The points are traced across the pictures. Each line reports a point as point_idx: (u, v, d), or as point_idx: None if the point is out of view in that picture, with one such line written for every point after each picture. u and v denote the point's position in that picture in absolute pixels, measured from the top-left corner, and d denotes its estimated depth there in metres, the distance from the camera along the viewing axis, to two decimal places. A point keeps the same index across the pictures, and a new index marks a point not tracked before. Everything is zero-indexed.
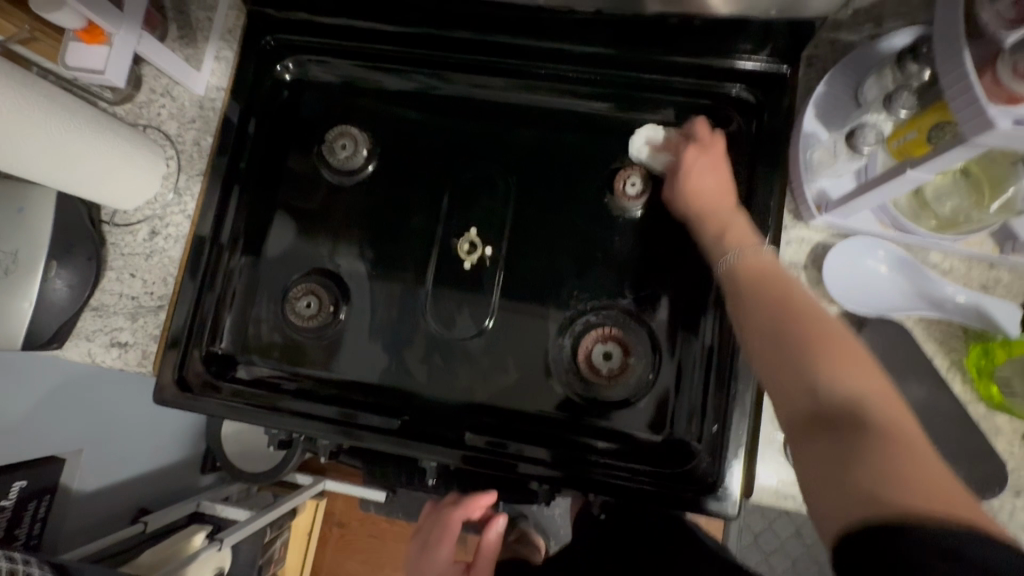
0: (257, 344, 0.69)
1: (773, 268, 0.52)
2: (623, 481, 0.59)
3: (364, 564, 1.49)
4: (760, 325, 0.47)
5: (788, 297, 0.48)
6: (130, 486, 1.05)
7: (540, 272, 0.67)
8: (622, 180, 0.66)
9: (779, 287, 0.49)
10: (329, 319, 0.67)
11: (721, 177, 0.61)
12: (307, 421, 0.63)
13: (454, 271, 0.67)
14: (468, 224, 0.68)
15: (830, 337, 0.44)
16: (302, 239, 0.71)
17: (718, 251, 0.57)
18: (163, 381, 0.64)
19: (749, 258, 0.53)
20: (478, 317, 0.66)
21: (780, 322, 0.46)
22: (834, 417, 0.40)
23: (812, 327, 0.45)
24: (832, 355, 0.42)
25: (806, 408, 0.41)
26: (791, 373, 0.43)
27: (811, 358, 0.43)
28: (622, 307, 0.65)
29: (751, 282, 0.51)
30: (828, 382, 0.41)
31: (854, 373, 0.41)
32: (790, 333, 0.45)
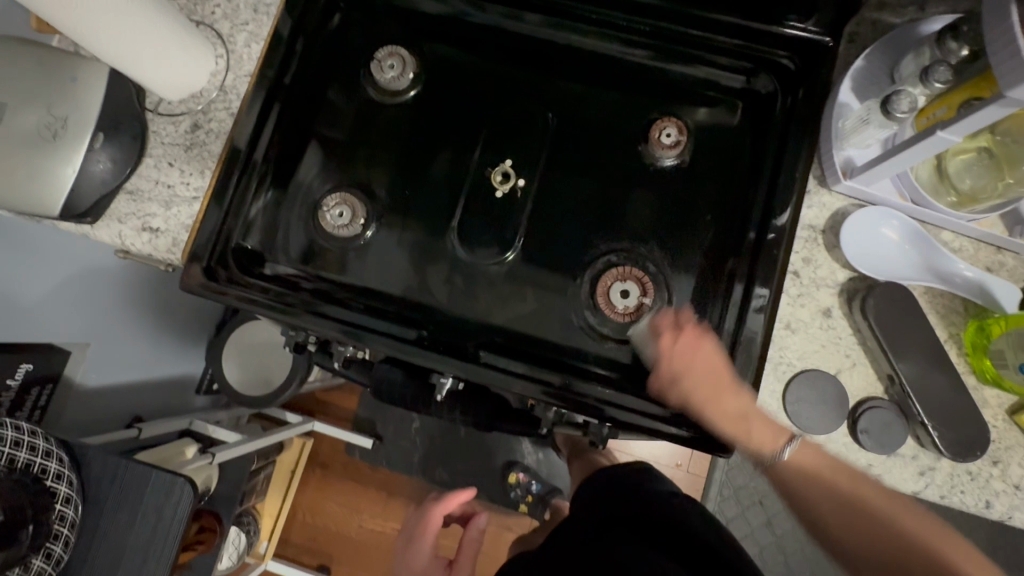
0: (286, 248, 0.71)
1: (818, 461, 0.59)
2: (625, 408, 0.61)
3: (342, 507, 1.51)
4: (817, 505, 0.60)
5: (839, 473, 0.59)
6: (129, 393, 1.05)
7: (567, 211, 0.69)
8: (657, 130, 0.68)
9: (822, 472, 0.59)
10: (357, 232, 0.69)
11: (715, 361, 0.61)
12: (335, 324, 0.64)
13: (486, 199, 0.69)
14: (503, 156, 0.70)
15: (865, 491, 0.58)
16: (339, 155, 0.73)
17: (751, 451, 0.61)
18: (193, 281, 0.64)
19: (795, 451, 0.60)
20: (503, 245, 0.68)
21: (825, 478, 0.59)
22: (907, 562, 0.55)
23: (855, 506, 0.58)
24: (849, 512, 0.58)
25: (875, 558, 0.57)
26: (839, 531, 0.59)
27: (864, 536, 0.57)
28: (643, 252, 0.68)
29: (799, 468, 0.60)
30: (874, 523, 0.57)
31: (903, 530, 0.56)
32: (837, 483, 0.59)
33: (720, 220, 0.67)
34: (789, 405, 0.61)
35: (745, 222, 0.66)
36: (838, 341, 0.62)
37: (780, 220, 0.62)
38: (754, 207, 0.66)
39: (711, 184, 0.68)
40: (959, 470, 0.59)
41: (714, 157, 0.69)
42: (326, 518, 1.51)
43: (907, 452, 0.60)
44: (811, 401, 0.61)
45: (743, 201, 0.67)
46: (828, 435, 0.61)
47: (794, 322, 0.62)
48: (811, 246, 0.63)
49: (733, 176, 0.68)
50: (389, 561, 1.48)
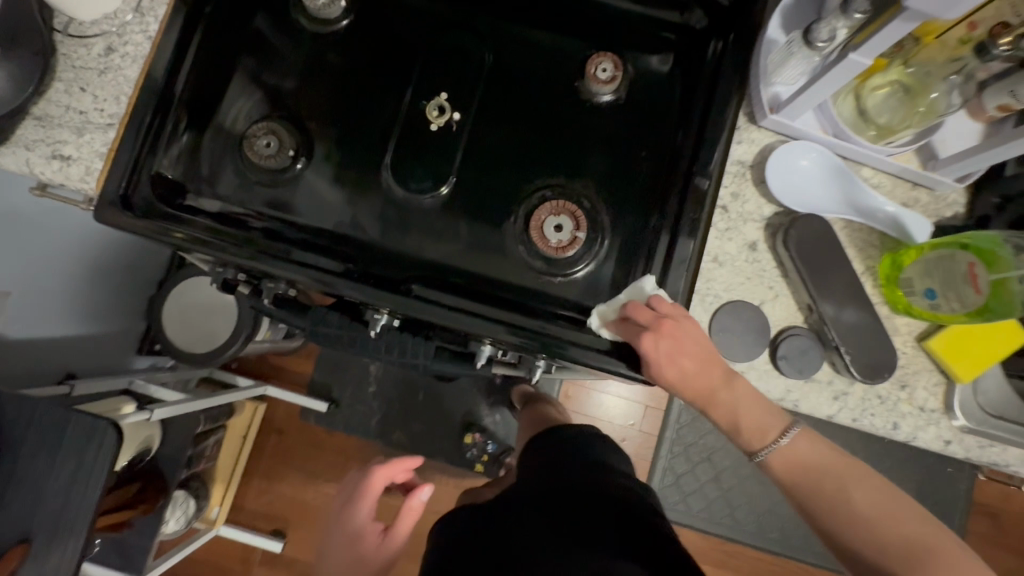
0: (213, 182, 0.68)
1: (809, 463, 0.57)
2: (581, 345, 0.62)
3: (297, 473, 1.49)
4: (832, 503, 0.55)
5: (842, 464, 0.57)
6: (60, 349, 1.00)
7: (505, 146, 0.69)
8: (594, 64, 0.67)
9: (824, 487, 0.56)
10: (286, 163, 0.67)
11: (698, 346, 0.58)
12: (291, 267, 0.62)
13: (421, 134, 0.67)
14: (439, 89, 0.68)
15: (887, 498, 0.54)
16: (268, 88, 0.70)
17: (732, 436, 0.60)
18: (114, 216, 0.61)
19: (796, 442, 0.58)
20: (440, 178, 0.67)
21: (846, 470, 0.56)
22: (897, 553, 0.52)
23: (899, 524, 0.53)
24: (902, 560, 0.52)
25: (877, 548, 0.53)
26: (845, 539, 0.55)
27: (923, 560, 0.51)
28: (578, 188, 0.68)
29: (813, 494, 0.57)
30: (889, 529, 0.53)
31: (894, 528, 0.53)
32: (824, 534, 0.56)
33: (654, 157, 0.68)
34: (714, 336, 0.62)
35: (678, 157, 0.67)
36: (762, 273, 0.64)
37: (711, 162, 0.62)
38: (687, 143, 0.66)
39: (644, 121, 0.69)
40: (871, 394, 0.62)
41: (649, 95, 0.69)
42: (282, 484, 1.49)
43: (824, 377, 0.62)
44: (737, 330, 0.62)
45: (677, 138, 0.68)
46: (752, 362, 0.63)
47: (721, 255, 0.63)
48: (740, 180, 0.65)
49: (666, 114, 0.69)
50: None
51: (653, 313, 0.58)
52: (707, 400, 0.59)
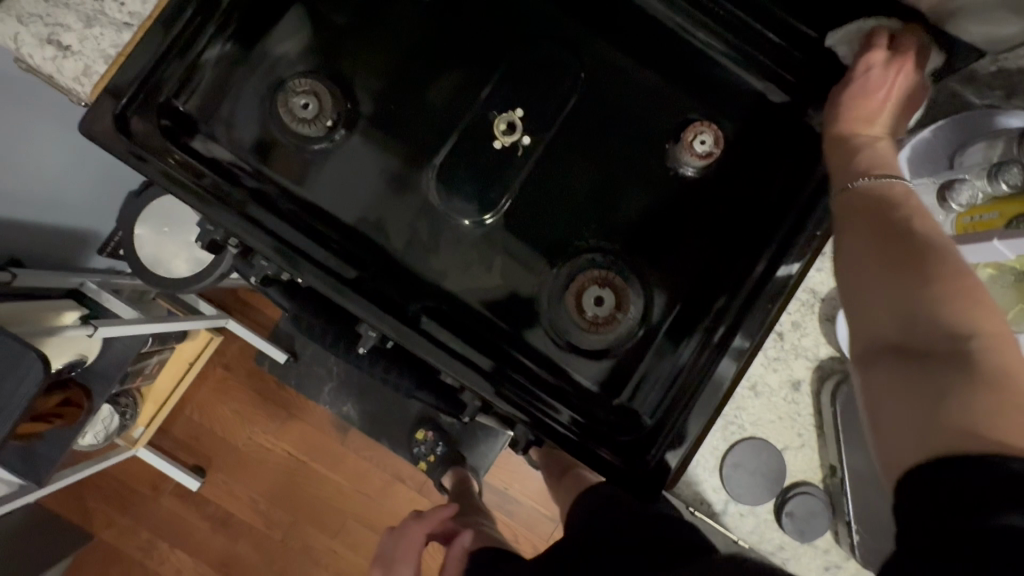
0: (230, 125, 0.59)
1: (892, 194, 0.45)
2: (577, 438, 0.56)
3: (234, 413, 1.42)
4: (884, 248, 0.42)
5: (915, 224, 0.42)
6: (12, 231, 0.90)
7: (564, 189, 0.61)
8: (692, 133, 0.59)
9: (874, 211, 0.45)
10: (321, 133, 0.59)
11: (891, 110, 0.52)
12: (280, 249, 0.53)
13: (483, 147, 0.59)
14: (516, 103, 0.59)
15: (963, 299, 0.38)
16: (324, 37, 0.60)
17: (843, 179, 0.49)
18: (101, 133, 0.51)
19: (873, 184, 0.47)
20: (486, 206, 0.59)
21: (887, 238, 0.42)
22: (924, 346, 0.38)
23: (1001, 343, 0.36)
24: (959, 299, 0.38)
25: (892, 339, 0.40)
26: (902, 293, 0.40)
27: (964, 306, 0.38)
28: (632, 261, 0.61)
29: (862, 259, 0.43)
30: (941, 316, 0.38)
31: (978, 312, 0.37)
32: (884, 256, 0.42)
33: (720, 253, 0.61)
34: (725, 467, 0.57)
35: (749, 266, 0.59)
36: (796, 417, 0.58)
37: (780, 277, 0.55)
38: (767, 251, 0.58)
39: (722, 208, 0.61)
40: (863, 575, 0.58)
41: (739, 182, 0.62)
42: (216, 419, 1.41)
43: (822, 544, 0.58)
44: (749, 471, 0.56)
45: (754, 241, 0.60)
46: (754, 506, 0.57)
47: (761, 385, 0.58)
48: (805, 310, 0.58)
49: (748, 211, 0.61)
50: (268, 480, 1.42)
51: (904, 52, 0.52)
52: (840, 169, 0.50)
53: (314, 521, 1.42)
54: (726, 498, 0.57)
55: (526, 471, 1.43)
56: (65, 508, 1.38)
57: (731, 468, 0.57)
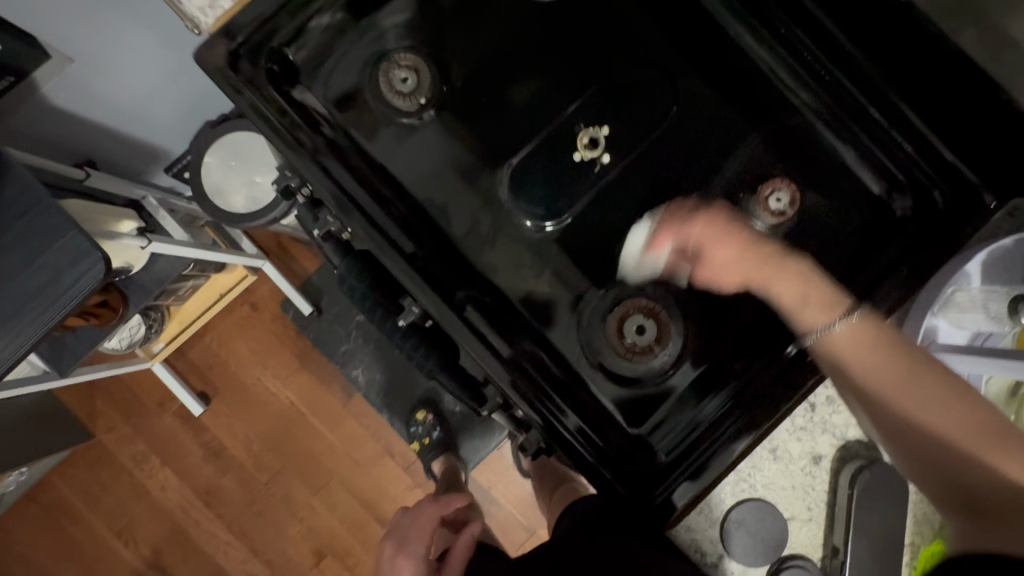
0: (327, 83, 0.61)
1: (867, 337, 0.50)
2: (585, 450, 0.57)
3: (250, 352, 1.46)
4: (889, 400, 0.49)
5: (901, 364, 0.49)
6: (96, 133, 0.95)
7: (629, 215, 0.61)
8: (769, 187, 0.60)
9: (874, 348, 0.50)
10: (412, 108, 0.61)
11: (729, 261, 0.55)
12: (343, 202, 0.55)
13: (561, 155, 0.61)
14: (604, 121, 0.61)
15: (960, 415, 0.47)
16: (434, 19, 0.62)
17: (801, 326, 0.54)
18: (212, 63, 0.53)
19: (843, 329, 0.51)
20: (552, 210, 0.61)
21: (883, 369, 0.49)
22: (997, 500, 0.44)
23: (1007, 460, 0.45)
24: (952, 420, 0.47)
25: (962, 494, 0.47)
26: (920, 426, 0.48)
27: (960, 431, 0.47)
28: (681, 299, 0.62)
29: (877, 382, 0.49)
30: (948, 440, 0.47)
31: (981, 435, 0.46)
32: (912, 397, 0.49)
33: (767, 315, 0.61)
34: (727, 520, 0.56)
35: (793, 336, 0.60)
36: (809, 490, 0.57)
37: None
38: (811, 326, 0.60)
39: None
40: None
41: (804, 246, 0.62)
42: (232, 354, 1.46)
43: None
44: (752, 531, 0.55)
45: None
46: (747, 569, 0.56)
47: (781, 450, 0.57)
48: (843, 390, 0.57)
49: None
50: (266, 423, 1.45)
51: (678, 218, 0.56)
52: (796, 312, 0.54)
53: (300, 473, 1.44)
54: (721, 553, 0.56)
55: (513, 476, 1.44)
56: (74, 403, 1.43)
57: (733, 523, 0.56)
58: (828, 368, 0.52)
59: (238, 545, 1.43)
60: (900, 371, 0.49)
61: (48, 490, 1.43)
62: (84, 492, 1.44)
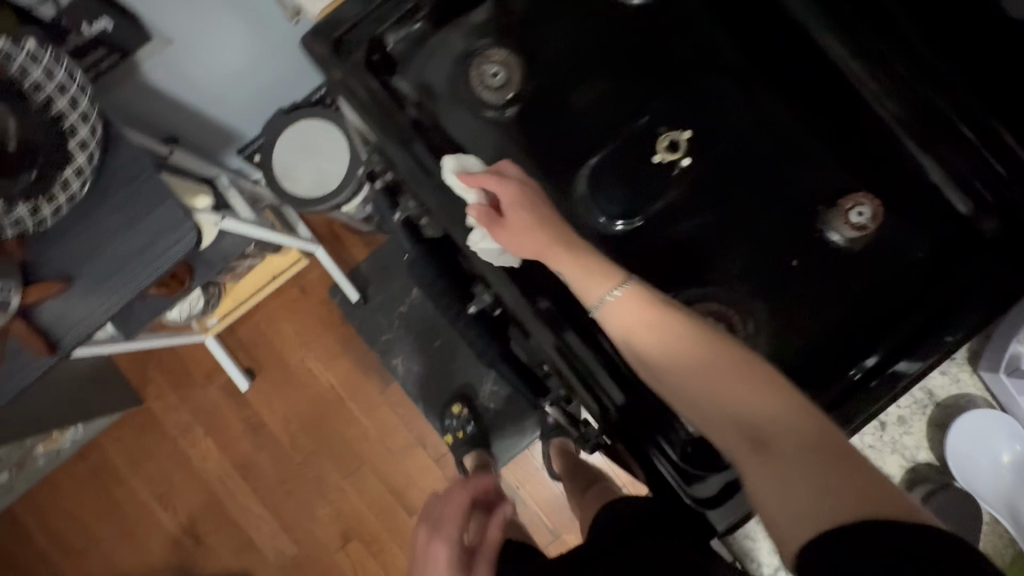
0: (418, 75, 0.64)
1: (649, 311, 0.49)
2: (648, 450, 0.58)
3: (295, 333, 1.50)
4: (688, 393, 0.46)
5: (716, 350, 0.46)
6: (181, 112, 1.01)
7: (702, 220, 0.63)
8: (852, 202, 0.61)
9: (660, 323, 0.48)
10: (498, 103, 0.63)
11: (524, 233, 0.52)
12: (430, 186, 0.58)
13: (641, 158, 0.62)
14: (683, 125, 0.63)
15: (724, 362, 0.45)
16: (522, 17, 0.64)
17: (586, 300, 0.52)
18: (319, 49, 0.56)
19: (622, 297, 0.50)
20: (629, 210, 0.62)
21: (682, 350, 0.47)
22: (761, 428, 0.42)
23: (772, 401, 0.43)
24: (727, 377, 0.44)
25: (735, 431, 0.44)
26: (713, 414, 0.45)
27: (726, 381, 0.44)
28: (750, 308, 0.62)
29: (694, 386, 0.46)
30: (739, 403, 0.43)
31: (756, 389, 0.43)
32: (719, 377, 0.45)
33: (835, 336, 0.62)
34: None
35: (856, 360, 0.62)
36: None
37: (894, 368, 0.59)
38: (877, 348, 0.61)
39: (856, 280, 0.62)
40: None
41: (878, 263, 0.62)
42: (278, 334, 1.50)
43: None
44: None
45: (870, 337, 0.62)
46: None
47: None
48: None
49: (871, 301, 0.62)
50: (305, 404, 1.49)
51: (484, 206, 0.54)
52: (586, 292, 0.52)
53: (334, 456, 1.48)
54: None
55: (543, 478, 1.44)
56: (128, 369, 1.50)
57: None
58: (634, 361, 0.50)
59: (270, 520, 1.47)
60: (667, 317, 0.49)
61: (97, 450, 1.50)
62: (130, 454, 1.50)
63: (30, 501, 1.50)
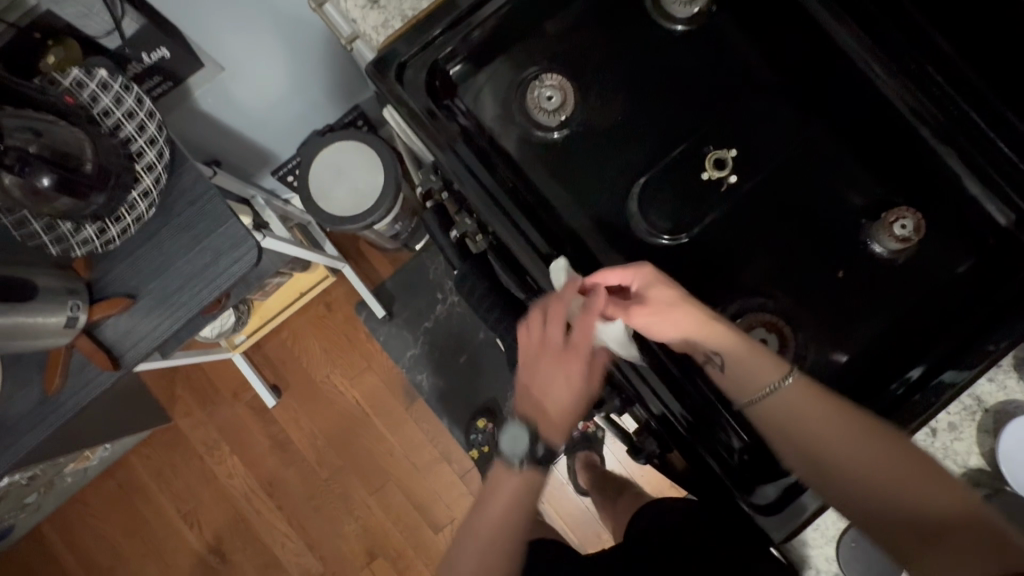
0: (472, 101, 0.68)
1: (752, 354, 0.57)
2: (701, 451, 0.60)
3: (320, 350, 1.52)
4: (807, 445, 0.56)
5: (829, 412, 0.56)
6: (223, 136, 1.04)
7: (745, 235, 0.65)
8: (894, 215, 0.62)
9: (768, 379, 0.57)
10: (549, 124, 0.66)
11: (588, 327, 0.57)
12: (493, 206, 0.63)
13: (689, 178, 0.65)
14: (730, 144, 0.65)
15: (853, 428, 0.55)
16: (570, 46, 0.68)
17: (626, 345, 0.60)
18: None
19: (722, 351, 0.58)
20: (679, 227, 0.65)
21: (820, 418, 0.56)
22: (930, 528, 0.53)
23: (906, 477, 0.54)
24: (863, 449, 0.55)
25: (893, 515, 0.54)
26: (847, 481, 0.56)
27: (863, 452, 0.55)
28: (801, 320, 0.64)
29: (806, 437, 0.56)
30: (868, 479, 0.55)
31: (889, 460, 0.54)
32: (857, 451, 0.55)
33: (882, 348, 0.63)
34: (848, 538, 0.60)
35: (902, 371, 0.63)
36: None
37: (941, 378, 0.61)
38: (928, 358, 0.63)
39: (902, 292, 0.64)
40: None
41: (926, 277, 0.64)
42: (304, 351, 1.52)
43: None
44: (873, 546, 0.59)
45: (917, 347, 0.63)
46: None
47: None
48: (966, 414, 0.61)
49: (924, 313, 0.63)
50: (331, 420, 1.50)
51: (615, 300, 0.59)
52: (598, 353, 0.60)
53: (359, 472, 1.48)
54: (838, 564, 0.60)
55: (568, 493, 1.43)
56: (156, 388, 1.52)
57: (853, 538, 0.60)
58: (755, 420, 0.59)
59: (296, 538, 1.47)
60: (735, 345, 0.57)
61: (124, 470, 1.51)
62: (157, 473, 1.51)
63: (54, 522, 1.49)
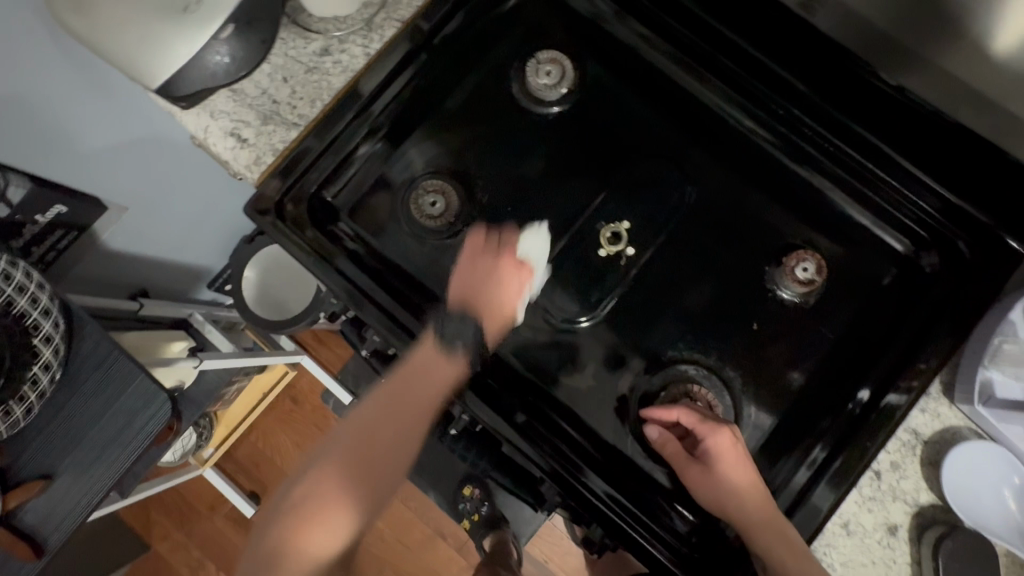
0: (365, 215, 0.68)
1: (746, 496, 0.56)
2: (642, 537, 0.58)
3: (294, 446, 1.48)
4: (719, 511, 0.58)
5: (750, 488, 0.57)
6: (144, 266, 1.01)
7: (655, 298, 0.66)
8: (795, 259, 0.65)
9: (740, 506, 0.56)
10: (443, 228, 0.68)
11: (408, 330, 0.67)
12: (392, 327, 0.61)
13: (590, 254, 0.66)
14: (622, 216, 0.67)
15: (757, 504, 0.56)
16: (453, 145, 0.70)
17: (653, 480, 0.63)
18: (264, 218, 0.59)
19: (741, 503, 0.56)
20: (587, 303, 0.65)
21: (738, 492, 0.57)
22: None
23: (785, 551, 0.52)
24: (760, 524, 0.55)
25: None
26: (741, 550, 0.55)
27: (763, 525, 0.54)
28: (726, 375, 0.65)
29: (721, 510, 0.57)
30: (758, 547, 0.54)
31: (777, 535, 0.54)
32: (749, 516, 0.55)
33: (820, 383, 0.64)
34: None
35: (851, 394, 0.62)
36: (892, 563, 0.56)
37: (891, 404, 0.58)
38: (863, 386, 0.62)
39: (818, 328, 0.64)
40: None
41: (835, 308, 0.65)
42: (277, 450, 1.48)
43: None
44: None
45: (849, 377, 0.63)
46: None
47: (853, 524, 0.57)
48: (906, 450, 0.58)
49: (845, 344, 0.64)
50: None
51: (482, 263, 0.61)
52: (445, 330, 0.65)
53: None
54: None
55: (567, 545, 1.40)
56: (128, 519, 1.45)
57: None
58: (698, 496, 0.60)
59: None
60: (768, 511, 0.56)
61: None
62: None
63: None
